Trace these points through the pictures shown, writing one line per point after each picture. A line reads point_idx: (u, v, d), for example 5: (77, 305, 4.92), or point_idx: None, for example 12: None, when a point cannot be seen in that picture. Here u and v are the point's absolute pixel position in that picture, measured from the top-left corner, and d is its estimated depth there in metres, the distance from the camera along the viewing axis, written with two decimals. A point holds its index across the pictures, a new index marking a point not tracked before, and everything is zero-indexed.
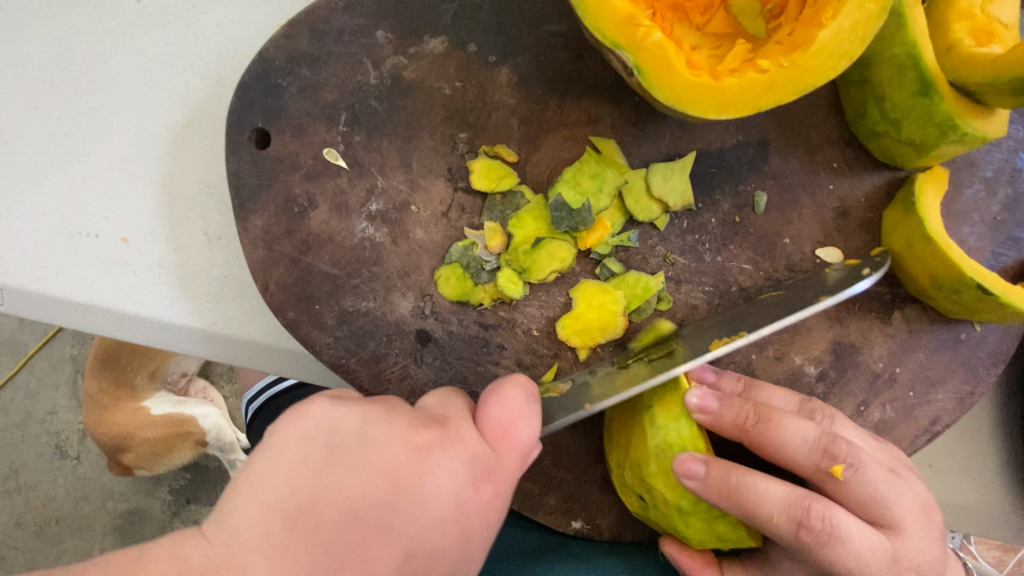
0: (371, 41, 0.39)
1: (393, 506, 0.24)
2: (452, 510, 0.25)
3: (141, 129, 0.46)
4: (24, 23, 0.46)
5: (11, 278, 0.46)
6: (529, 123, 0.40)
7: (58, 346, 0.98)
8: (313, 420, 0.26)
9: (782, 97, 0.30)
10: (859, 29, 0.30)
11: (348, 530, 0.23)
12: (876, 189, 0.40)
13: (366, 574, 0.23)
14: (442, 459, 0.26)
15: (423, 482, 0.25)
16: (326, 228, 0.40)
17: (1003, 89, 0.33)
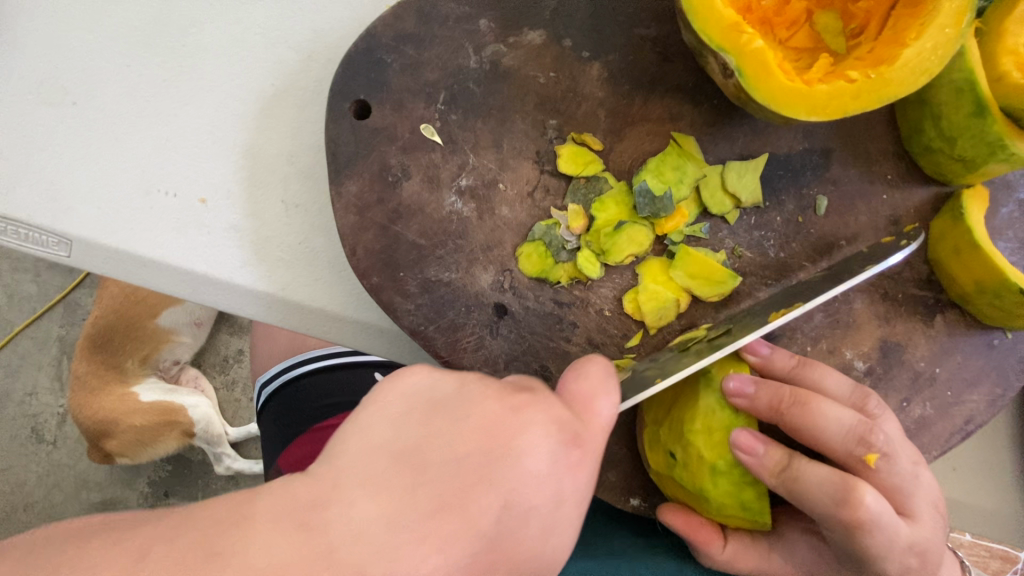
0: (474, 28, 0.42)
1: (490, 458, 0.23)
2: (542, 472, 0.24)
3: (230, 96, 0.47)
4: None
5: (82, 231, 0.47)
6: (615, 115, 0.42)
7: (45, 325, 0.96)
8: (414, 383, 0.26)
9: (867, 105, 0.34)
10: (940, 49, 0.33)
11: (450, 476, 0.23)
12: (924, 202, 0.44)
13: (464, 523, 0.22)
14: (538, 417, 0.25)
15: (518, 438, 0.24)
16: (417, 199, 0.42)
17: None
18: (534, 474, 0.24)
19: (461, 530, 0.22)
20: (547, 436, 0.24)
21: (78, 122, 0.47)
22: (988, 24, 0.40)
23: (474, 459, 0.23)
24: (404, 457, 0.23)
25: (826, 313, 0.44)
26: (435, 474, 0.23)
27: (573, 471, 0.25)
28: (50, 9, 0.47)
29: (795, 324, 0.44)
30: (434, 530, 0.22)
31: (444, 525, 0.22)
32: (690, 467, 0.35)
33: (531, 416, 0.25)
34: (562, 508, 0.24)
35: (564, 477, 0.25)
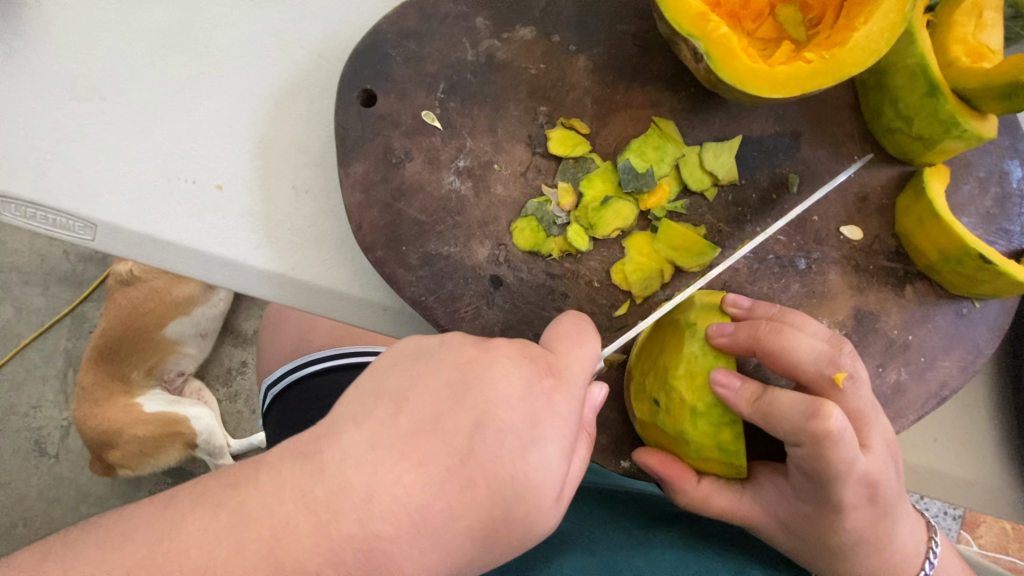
0: (471, 25, 0.46)
1: (465, 387, 0.27)
2: (515, 396, 0.27)
3: (247, 91, 0.51)
4: None
5: (107, 216, 0.50)
6: (600, 102, 0.46)
7: (53, 338, 1.02)
8: (406, 343, 0.31)
9: (824, 83, 0.37)
10: (885, 32, 0.37)
11: (429, 405, 0.27)
12: (890, 180, 0.47)
13: (442, 437, 0.26)
14: (507, 356, 0.28)
15: (489, 370, 0.28)
16: (419, 179, 0.45)
17: (995, 93, 0.40)
18: (503, 398, 0.27)
19: (441, 447, 0.26)
20: (515, 367, 0.28)
21: (106, 116, 0.51)
22: (938, 16, 0.44)
23: (450, 388, 0.27)
24: (392, 393, 0.28)
25: (802, 284, 0.47)
26: (421, 405, 0.27)
27: (545, 397, 0.28)
28: (82, 15, 0.51)
29: (774, 294, 0.46)
30: (417, 447, 0.26)
31: (427, 444, 0.26)
32: (672, 411, 0.39)
33: (500, 352, 0.28)
34: (535, 428, 0.27)
35: (534, 401, 0.28)
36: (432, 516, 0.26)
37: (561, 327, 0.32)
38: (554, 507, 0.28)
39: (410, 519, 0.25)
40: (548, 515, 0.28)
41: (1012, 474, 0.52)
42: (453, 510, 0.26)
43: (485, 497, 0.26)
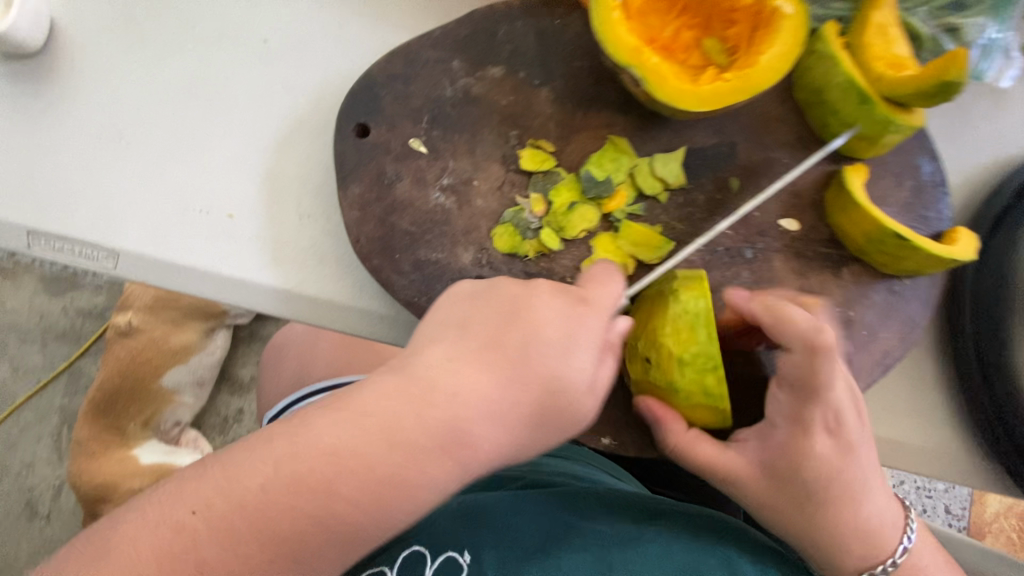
0: (449, 67, 0.54)
1: (516, 315, 0.41)
2: (554, 317, 0.41)
3: (256, 132, 0.59)
4: (170, 51, 0.60)
5: (128, 245, 0.56)
6: (563, 125, 0.54)
7: (47, 398, 1.24)
8: (468, 287, 0.44)
9: (741, 97, 0.46)
10: (784, 55, 0.45)
11: (493, 326, 0.41)
12: (819, 177, 0.55)
13: (505, 345, 0.40)
14: (547, 293, 0.42)
15: (532, 303, 0.41)
16: (408, 196, 0.52)
17: (922, 95, 0.48)
18: (548, 314, 0.41)
19: (502, 353, 0.40)
20: (551, 299, 0.42)
21: (130, 159, 0.58)
22: (852, 39, 0.53)
23: (507, 313, 0.41)
24: (457, 325, 0.42)
25: (751, 271, 0.53)
26: (484, 328, 0.41)
27: (577, 318, 0.41)
28: (109, 75, 0.59)
29: (726, 281, 0.53)
30: (484, 356, 0.40)
31: (494, 355, 0.40)
32: (662, 365, 0.46)
33: (540, 290, 0.42)
34: (573, 338, 0.40)
35: (570, 317, 0.41)
36: (505, 398, 0.39)
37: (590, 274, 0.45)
38: (586, 393, 0.41)
39: (479, 405, 0.39)
40: (584, 400, 0.41)
41: (959, 438, 0.58)
42: (514, 397, 0.40)
43: (540, 382, 0.40)
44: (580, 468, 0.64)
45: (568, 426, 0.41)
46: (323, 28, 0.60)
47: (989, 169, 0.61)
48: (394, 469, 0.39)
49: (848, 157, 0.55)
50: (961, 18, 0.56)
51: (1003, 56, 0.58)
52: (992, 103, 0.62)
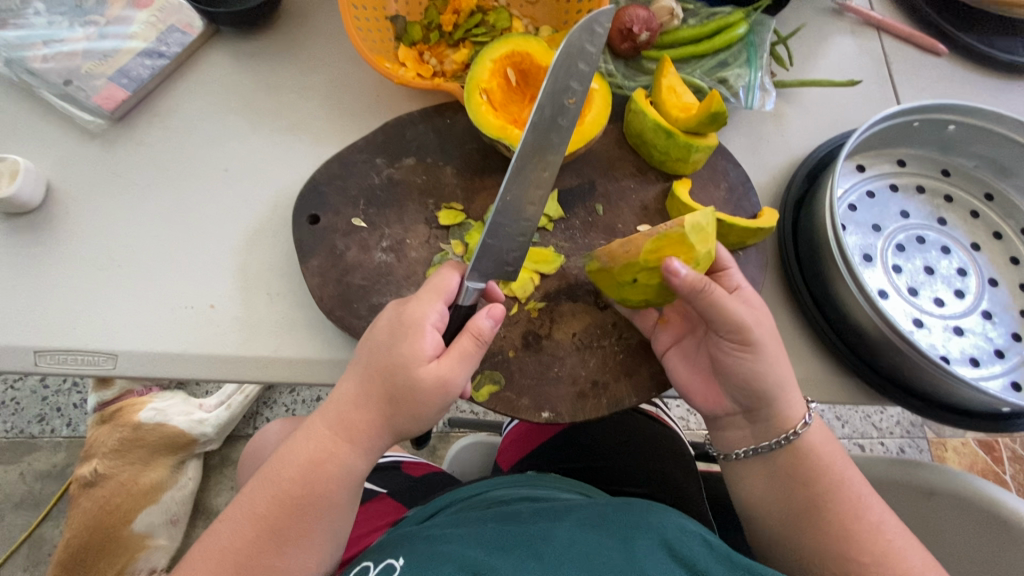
0: (374, 163, 0.72)
1: (369, 334, 0.57)
2: (384, 325, 0.56)
3: (226, 237, 0.73)
4: (146, 188, 0.74)
5: (126, 346, 0.67)
6: (467, 189, 0.72)
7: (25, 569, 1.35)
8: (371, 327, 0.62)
9: (578, 144, 0.67)
10: (600, 114, 0.68)
11: (361, 347, 0.57)
12: (660, 193, 0.75)
13: (363, 357, 0.56)
14: (389, 308, 0.57)
15: (380, 319, 0.57)
16: (357, 259, 0.67)
17: (708, 121, 0.68)
18: (384, 323, 0.56)
19: (361, 363, 0.56)
20: (390, 311, 0.57)
21: (121, 276, 0.70)
22: (654, 97, 0.75)
23: (368, 334, 0.57)
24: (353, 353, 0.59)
25: None
26: (360, 347, 0.57)
27: (400, 315, 0.55)
28: (94, 214, 0.72)
29: None
30: (353, 371, 0.56)
31: (358, 367, 0.56)
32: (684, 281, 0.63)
33: (389, 307, 0.58)
34: (396, 333, 0.54)
35: (399, 315, 0.55)
36: (363, 392, 0.54)
37: (432, 281, 0.58)
38: (423, 369, 0.52)
39: (348, 404, 0.54)
40: (420, 371, 0.52)
41: (823, 365, 0.74)
42: (367, 391, 0.54)
43: (381, 373, 0.53)
44: (538, 489, 0.80)
45: (414, 402, 0.52)
46: (272, 154, 0.77)
47: (784, 167, 0.84)
48: (310, 459, 0.54)
49: (675, 176, 0.75)
50: (726, 72, 0.82)
51: (760, 91, 0.83)
52: (773, 123, 0.86)
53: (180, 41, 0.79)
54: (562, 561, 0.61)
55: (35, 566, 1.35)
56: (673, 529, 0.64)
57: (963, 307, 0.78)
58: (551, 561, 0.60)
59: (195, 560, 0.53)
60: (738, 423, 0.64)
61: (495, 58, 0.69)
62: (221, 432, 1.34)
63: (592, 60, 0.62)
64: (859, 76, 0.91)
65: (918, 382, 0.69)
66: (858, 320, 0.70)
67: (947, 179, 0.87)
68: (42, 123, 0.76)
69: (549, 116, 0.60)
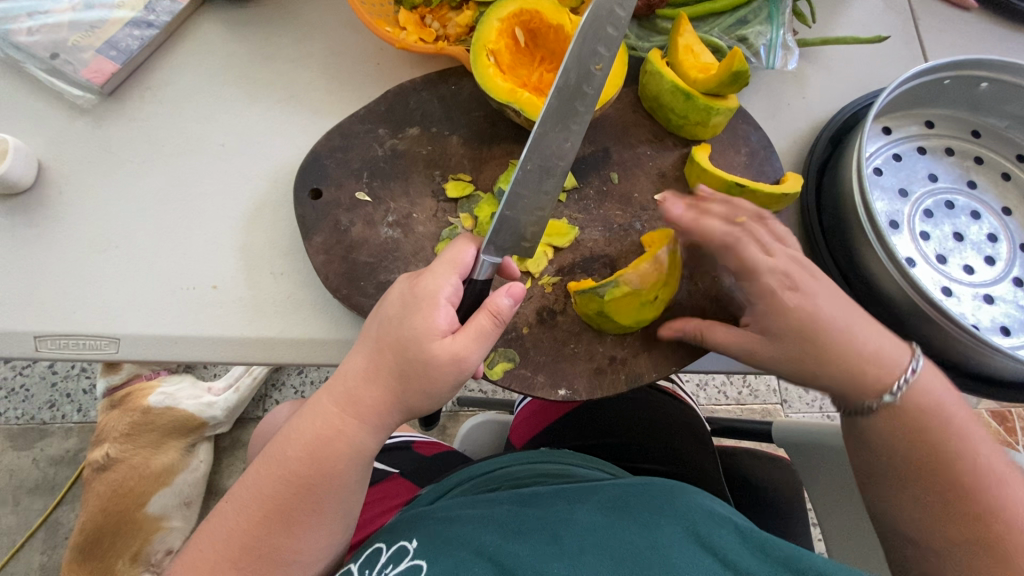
0: (376, 134, 0.68)
1: (380, 307, 0.54)
2: (395, 298, 0.53)
3: (226, 214, 0.70)
4: (141, 164, 0.71)
5: (128, 330, 0.65)
6: (475, 159, 0.69)
7: (44, 552, 1.36)
8: None
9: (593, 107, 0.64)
10: (615, 75, 0.64)
11: (371, 321, 0.55)
12: (677, 159, 0.71)
13: (372, 331, 0.54)
14: (401, 280, 0.55)
15: (391, 292, 0.54)
16: (362, 235, 0.64)
17: (730, 81, 0.64)
18: (395, 295, 0.54)
19: (370, 338, 0.53)
20: (401, 283, 0.54)
21: (120, 258, 0.68)
22: (671, 57, 0.71)
23: (377, 309, 0.55)
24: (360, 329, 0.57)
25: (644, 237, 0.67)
26: (368, 321, 0.55)
27: (412, 289, 0.52)
28: (88, 194, 0.70)
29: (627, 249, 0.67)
30: (362, 346, 0.54)
31: (367, 343, 0.53)
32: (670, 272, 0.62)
33: (401, 280, 0.55)
34: (409, 307, 0.51)
35: (411, 289, 0.53)
36: (372, 369, 0.52)
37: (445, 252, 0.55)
38: (436, 345, 0.50)
39: (357, 381, 0.52)
40: (434, 348, 0.50)
41: None
42: (376, 368, 0.51)
43: (392, 348, 0.51)
44: (555, 466, 0.79)
45: (426, 378, 0.50)
46: (270, 127, 0.74)
47: (805, 132, 0.80)
48: (316, 440, 0.52)
49: (694, 141, 0.72)
50: (745, 30, 0.78)
51: (782, 49, 0.78)
52: (793, 85, 0.82)
53: (169, 10, 0.75)
54: (580, 547, 0.59)
55: (53, 550, 1.36)
56: (701, 515, 0.62)
57: (994, 275, 0.75)
58: (568, 546, 0.59)
59: (204, 541, 0.52)
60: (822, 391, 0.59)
61: (503, 16, 0.64)
62: (231, 415, 1.34)
63: (623, 25, 0.58)
64: (885, 32, 0.86)
65: (950, 352, 0.67)
66: (887, 289, 0.67)
67: (977, 140, 0.83)
68: (29, 100, 0.72)
69: (574, 83, 0.57)
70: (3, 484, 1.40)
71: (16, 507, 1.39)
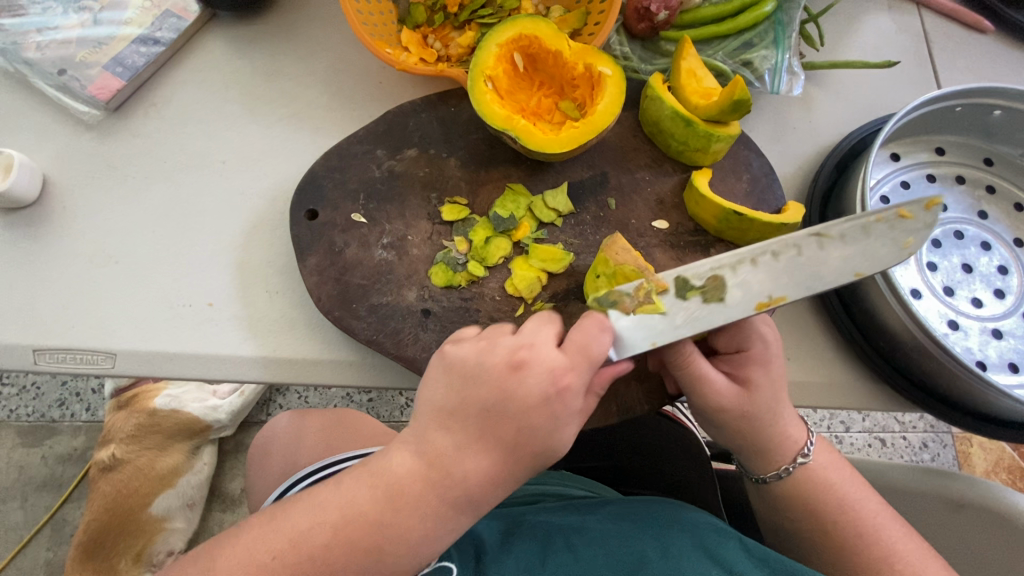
0: (374, 155, 0.68)
1: (498, 398, 0.47)
2: (531, 393, 0.47)
3: (224, 231, 0.71)
4: (143, 180, 0.72)
5: (124, 346, 0.66)
6: (472, 182, 0.69)
7: (51, 547, 1.39)
8: (456, 356, 0.50)
9: (589, 137, 0.63)
10: (612, 102, 0.63)
11: (479, 408, 0.48)
12: (677, 185, 0.70)
13: (488, 423, 0.48)
14: (530, 369, 0.48)
15: (517, 383, 0.47)
16: (356, 257, 0.64)
17: (731, 108, 0.63)
18: (533, 389, 0.47)
19: (496, 436, 0.47)
20: (540, 372, 0.48)
21: (119, 273, 0.68)
22: (673, 82, 0.70)
23: (500, 395, 0.47)
24: (460, 408, 0.48)
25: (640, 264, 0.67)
26: (478, 408, 0.48)
27: (557, 387, 0.47)
28: (90, 208, 0.71)
29: None
30: (468, 432, 0.48)
31: (473, 433, 0.48)
32: None
33: (526, 369, 0.48)
34: (558, 412, 0.47)
35: (551, 386, 0.47)
36: (451, 473, 0.48)
37: (579, 338, 0.50)
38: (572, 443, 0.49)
39: (480, 481, 0.48)
40: (567, 444, 0.49)
41: (848, 368, 0.70)
42: (505, 471, 0.48)
43: (519, 447, 0.47)
44: (550, 487, 0.77)
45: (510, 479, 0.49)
46: (271, 144, 0.74)
47: (811, 157, 0.78)
48: (425, 533, 0.48)
49: (694, 166, 0.71)
50: (750, 54, 0.77)
51: (787, 74, 0.77)
52: (800, 108, 0.80)
53: (176, 27, 0.76)
54: (593, 557, 0.59)
55: (59, 546, 1.39)
56: (708, 530, 0.61)
57: (1003, 308, 0.73)
58: (582, 555, 0.59)
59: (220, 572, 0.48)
60: (757, 463, 0.61)
61: (501, 41, 0.64)
62: (235, 419, 1.34)
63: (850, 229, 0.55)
64: (896, 55, 0.84)
65: (950, 389, 0.65)
66: (889, 322, 0.65)
67: (989, 169, 0.81)
68: (38, 114, 0.74)
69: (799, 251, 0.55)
70: (12, 480, 1.42)
71: (24, 503, 1.41)
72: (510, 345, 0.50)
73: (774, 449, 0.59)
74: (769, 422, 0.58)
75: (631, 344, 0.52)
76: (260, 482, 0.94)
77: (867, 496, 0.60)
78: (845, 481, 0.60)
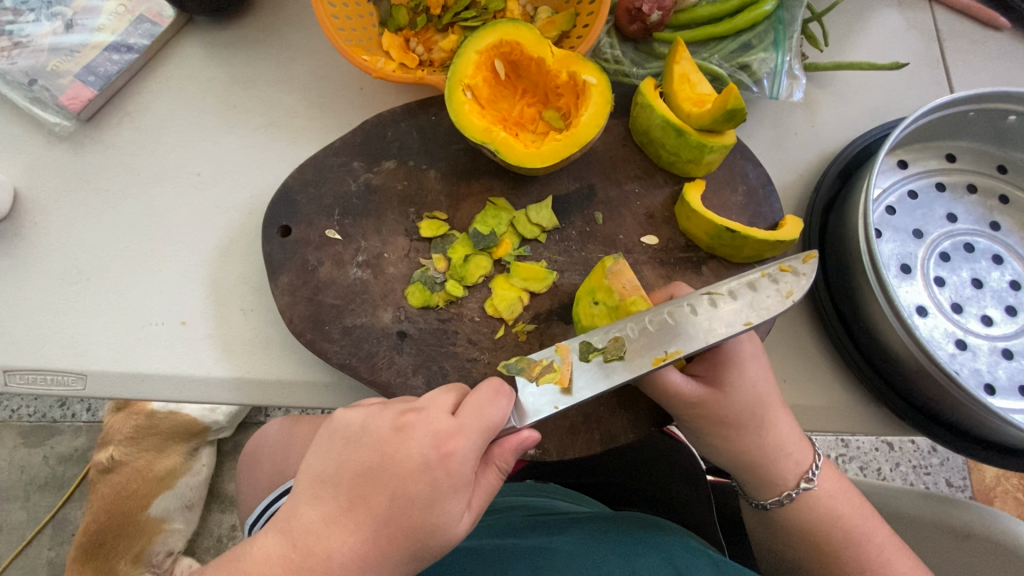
0: (351, 167, 0.66)
1: (382, 464, 0.45)
2: (414, 459, 0.44)
3: (197, 248, 0.68)
4: (116, 194, 0.70)
5: (95, 367, 0.64)
6: (452, 196, 0.66)
7: (55, 545, 1.39)
8: (351, 417, 0.48)
9: (573, 150, 0.60)
10: (597, 113, 0.60)
11: (364, 480, 0.45)
12: (668, 198, 0.67)
13: (372, 494, 0.44)
14: (415, 434, 0.45)
15: (398, 449, 0.45)
16: (330, 276, 0.62)
17: (724, 118, 0.59)
18: (414, 455, 0.45)
19: (369, 509, 0.44)
20: (426, 441, 0.45)
21: (91, 292, 0.67)
22: (665, 88, 0.66)
23: (378, 460, 0.45)
24: (338, 475, 0.46)
25: None
26: (358, 476, 0.45)
27: (439, 455, 0.44)
28: (61, 223, 0.69)
29: None
30: (350, 509, 0.44)
31: (352, 514, 0.44)
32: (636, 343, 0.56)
33: (412, 433, 0.45)
34: (437, 487, 0.44)
35: (434, 454, 0.44)
36: (316, 561, 0.43)
37: (474, 401, 0.47)
38: (461, 523, 0.45)
39: (345, 562, 0.43)
40: (455, 524, 0.45)
41: (847, 390, 0.67)
42: (378, 552, 0.43)
43: (396, 527, 0.43)
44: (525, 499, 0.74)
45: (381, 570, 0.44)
46: (248, 154, 0.72)
47: (813, 165, 0.74)
48: None
49: (686, 178, 0.67)
50: (748, 57, 0.73)
51: (788, 78, 0.73)
52: (802, 113, 0.76)
53: (150, 33, 0.74)
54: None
55: (61, 545, 1.39)
56: (678, 548, 0.60)
57: (1015, 327, 0.69)
58: None
59: None
60: (756, 481, 0.58)
61: (481, 48, 0.61)
62: (233, 420, 1.31)
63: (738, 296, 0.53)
64: (906, 54, 0.80)
65: (958, 417, 0.61)
66: (893, 345, 0.62)
67: (1003, 176, 0.76)
68: (11, 124, 0.72)
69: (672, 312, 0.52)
70: (14, 480, 1.43)
71: (26, 503, 1.42)
72: (399, 408, 0.48)
73: (764, 459, 0.56)
74: (755, 428, 0.55)
75: (536, 412, 0.49)
76: (251, 490, 0.93)
77: (878, 527, 0.57)
78: (858, 514, 0.57)
